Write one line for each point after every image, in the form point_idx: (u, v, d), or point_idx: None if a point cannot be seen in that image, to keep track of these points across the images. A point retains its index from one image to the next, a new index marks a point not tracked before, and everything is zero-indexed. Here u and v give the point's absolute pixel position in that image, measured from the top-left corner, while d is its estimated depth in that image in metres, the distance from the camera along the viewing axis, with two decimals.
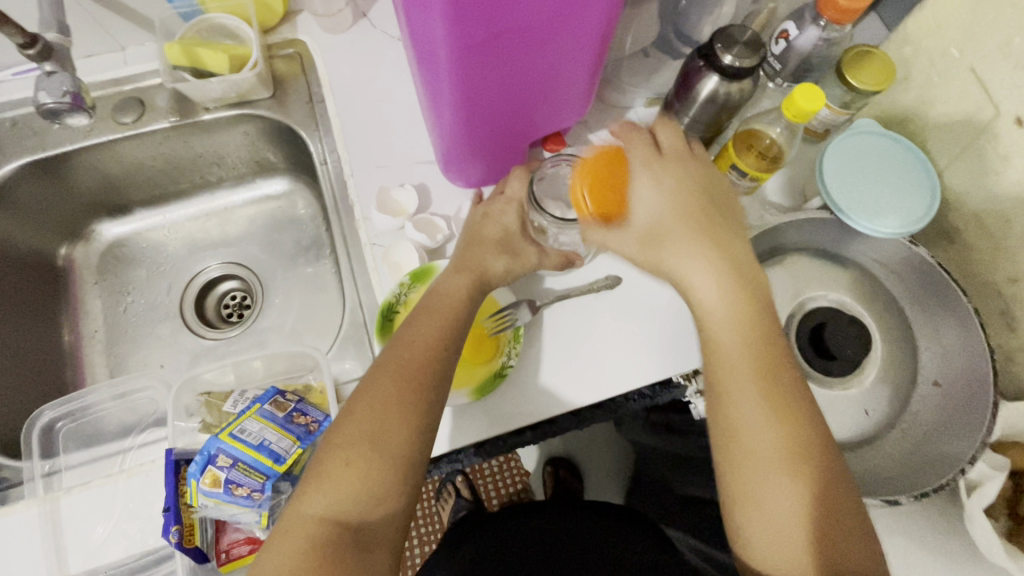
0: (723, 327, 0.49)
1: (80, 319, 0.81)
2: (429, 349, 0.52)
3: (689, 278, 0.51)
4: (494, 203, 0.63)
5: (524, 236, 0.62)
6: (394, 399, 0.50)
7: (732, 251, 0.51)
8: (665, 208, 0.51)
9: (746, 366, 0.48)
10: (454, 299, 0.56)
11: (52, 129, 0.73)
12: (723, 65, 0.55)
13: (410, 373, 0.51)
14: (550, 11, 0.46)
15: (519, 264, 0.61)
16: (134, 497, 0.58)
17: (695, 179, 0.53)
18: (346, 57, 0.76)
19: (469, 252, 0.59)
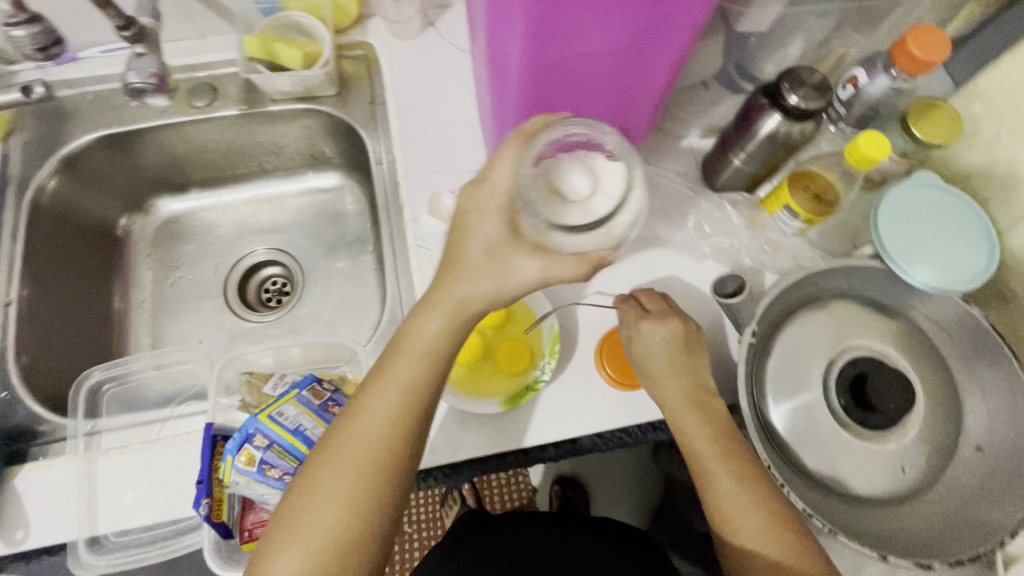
0: (698, 437, 0.56)
1: (130, 288, 0.84)
2: (385, 425, 0.49)
3: (673, 407, 0.57)
4: (475, 189, 0.51)
5: (514, 243, 0.48)
6: (343, 488, 0.48)
7: (688, 380, 0.58)
8: (639, 367, 0.60)
9: (711, 455, 0.55)
10: (414, 361, 0.51)
11: (128, 106, 0.76)
12: (788, 105, 0.55)
13: (363, 454, 0.49)
14: (624, 42, 0.47)
15: (507, 281, 0.48)
16: (168, 465, 0.60)
17: (667, 327, 0.59)
18: (411, 64, 0.78)
19: (440, 285, 0.52)
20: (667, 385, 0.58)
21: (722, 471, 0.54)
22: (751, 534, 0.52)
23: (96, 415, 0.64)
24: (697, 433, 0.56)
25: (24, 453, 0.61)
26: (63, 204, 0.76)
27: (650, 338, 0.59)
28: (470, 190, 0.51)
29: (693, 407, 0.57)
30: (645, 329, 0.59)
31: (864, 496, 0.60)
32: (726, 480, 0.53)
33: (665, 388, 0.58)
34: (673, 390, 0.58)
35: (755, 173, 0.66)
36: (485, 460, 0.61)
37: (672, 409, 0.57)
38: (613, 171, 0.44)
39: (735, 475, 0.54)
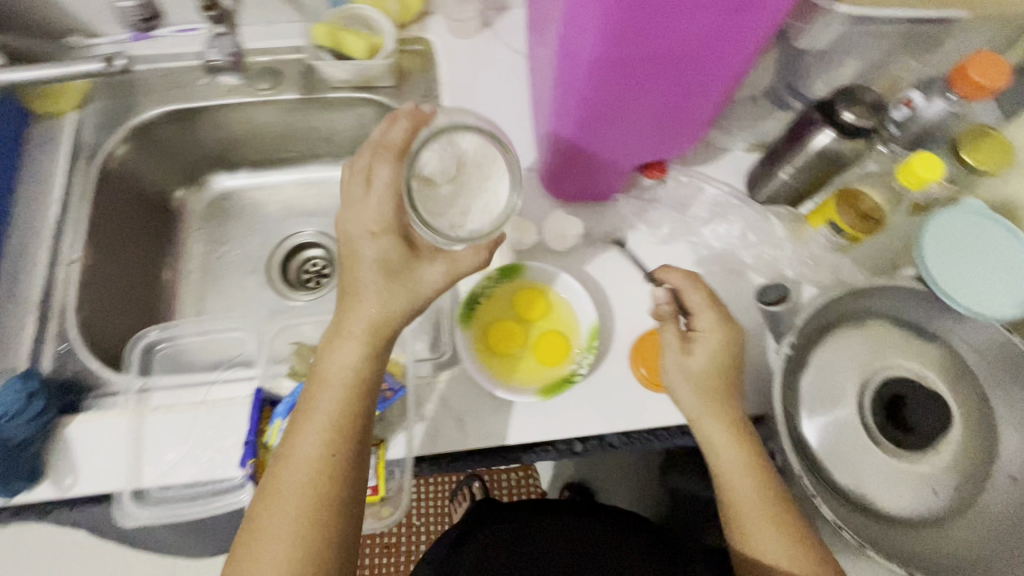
0: (736, 475, 0.56)
1: (180, 259, 0.87)
2: (316, 462, 0.51)
3: (714, 443, 0.57)
4: (356, 210, 0.53)
5: (415, 255, 0.53)
6: (287, 530, 0.50)
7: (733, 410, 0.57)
8: (689, 378, 0.57)
9: (747, 492, 0.56)
10: (336, 392, 0.53)
11: (196, 84, 0.80)
12: (842, 121, 0.57)
13: (299, 491, 0.50)
14: (697, 42, 0.48)
15: (420, 292, 0.53)
16: (211, 427, 0.62)
17: (730, 342, 0.58)
18: (467, 61, 0.81)
19: (347, 317, 0.54)
20: (714, 417, 0.57)
21: (757, 510, 0.55)
22: (783, 567, 0.54)
23: (147, 373, 0.67)
24: (736, 467, 0.56)
25: (79, 404, 0.64)
26: (126, 171, 0.80)
27: (711, 355, 0.57)
28: (350, 212, 0.54)
29: (734, 442, 0.57)
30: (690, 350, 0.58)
31: (895, 515, 0.60)
32: (757, 518, 0.55)
33: (716, 417, 0.57)
34: (722, 420, 0.57)
35: (802, 188, 0.67)
36: (517, 449, 0.63)
37: (717, 440, 0.57)
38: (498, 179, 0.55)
39: (770, 514, 0.55)
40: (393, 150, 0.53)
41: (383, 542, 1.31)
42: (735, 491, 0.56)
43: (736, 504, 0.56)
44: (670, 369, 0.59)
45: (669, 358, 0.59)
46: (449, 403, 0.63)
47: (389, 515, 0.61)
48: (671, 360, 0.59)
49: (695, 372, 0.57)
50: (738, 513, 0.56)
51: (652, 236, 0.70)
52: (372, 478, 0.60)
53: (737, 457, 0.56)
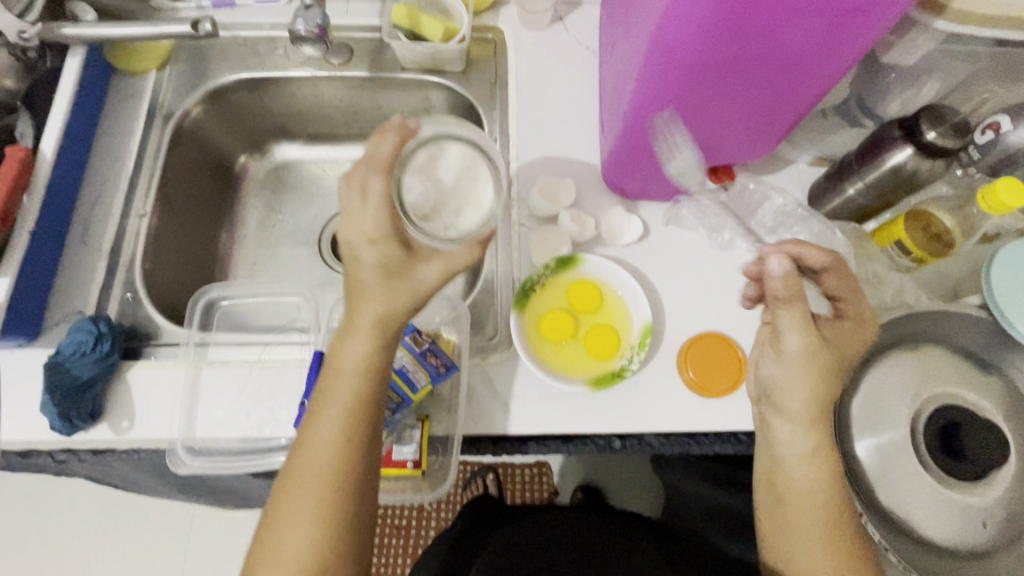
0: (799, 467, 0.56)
1: (237, 224, 0.90)
2: (332, 452, 0.51)
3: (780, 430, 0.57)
4: (354, 218, 0.52)
5: (414, 256, 0.53)
6: (307, 517, 0.50)
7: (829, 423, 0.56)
8: (808, 365, 0.54)
9: (809, 485, 0.56)
10: (348, 383, 0.53)
11: (272, 54, 0.82)
12: (925, 140, 0.57)
13: (316, 479, 0.51)
14: (799, 51, 0.48)
15: (422, 289, 0.52)
16: (263, 386, 0.64)
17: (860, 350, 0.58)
18: (536, 53, 0.82)
19: (354, 313, 0.53)
20: (809, 427, 0.55)
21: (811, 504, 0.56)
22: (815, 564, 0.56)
23: (206, 328, 0.69)
24: (814, 477, 0.56)
25: (138, 351, 0.66)
26: (197, 131, 0.82)
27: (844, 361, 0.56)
28: (348, 220, 0.52)
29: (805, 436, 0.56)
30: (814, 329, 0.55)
31: (942, 545, 0.59)
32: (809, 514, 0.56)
33: (816, 429, 0.56)
34: (817, 430, 0.55)
35: (870, 205, 0.66)
36: (558, 439, 0.64)
37: (804, 449, 0.56)
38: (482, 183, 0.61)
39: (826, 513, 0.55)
40: (380, 164, 0.52)
41: (394, 524, 1.31)
42: (807, 497, 0.56)
43: (795, 506, 0.56)
44: (789, 354, 0.55)
45: (788, 340, 0.55)
46: (495, 386, 0.64)
47: (428, 491, 0.62)
48: (794, 343, 0.54)
49: (818, 363, 0.54)
50: (797, 516, 0.57)
51: (709, 239, 0.70)
52: (414, 452, 0.61)
53: (819, 468, 0.56)
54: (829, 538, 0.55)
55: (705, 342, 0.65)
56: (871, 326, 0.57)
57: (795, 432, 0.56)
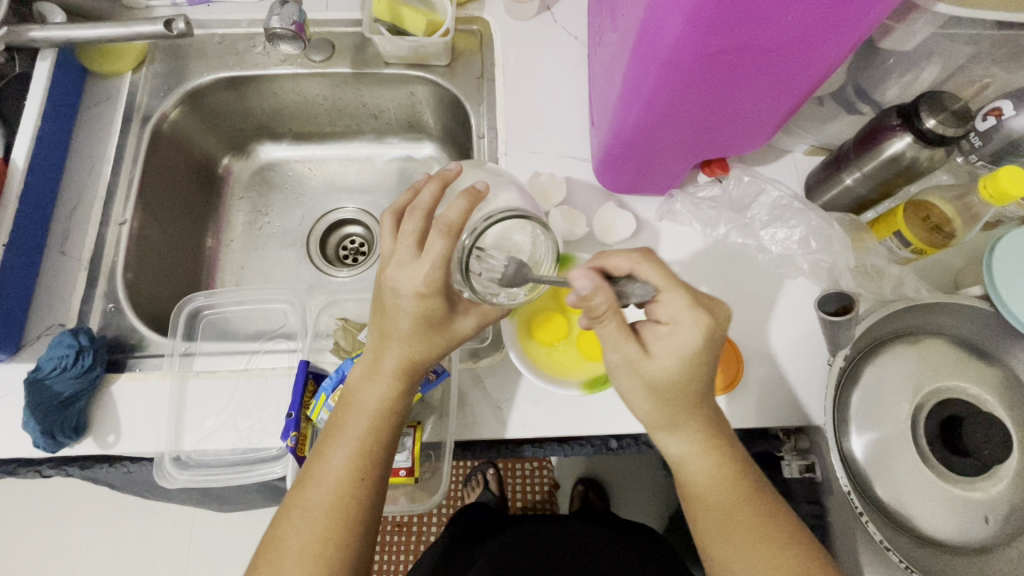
0: (704, 485, 0.52)
1: (223, 228, 0.88)
2: (340, 487, 0.51)
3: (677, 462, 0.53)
4: (404, 269, 0.48)
5: (453, 310, 0.51)
6: (305, 553, 0.49)
7: (700, 419, 0.51)
8: (655, 391, 0.50)
9: (721, 505, 0.52)
10: (365, 414, 0.52)
11: (251, 52, 0.79)
12: (923, 128, 0.54)
13: (325, 497, 0.51)
14: (790, 38, 0.45)
15: (456, 339, 0.53)
16: (251, 396, 0.62)
17: (705, 348, 0.48)
18: (523, 45, 0.79)
19: (381, 353, 0.52)
20: (673, 431, 0.52)
21: (724, 529, 0.51)
22: None
23: (191, 339, 0.67)
24: (707, 479, 0.52)
25: (122, 363, 0.65)
26: (176, 134, 0.80)
27: (682, 366, 0.49)
28: (396, 269, 0.49)
29: (701, 458, 0.52)
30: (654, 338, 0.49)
31: (944, 541, 0.58)
32: (730, 547, 0.51)
33: (681, 428, 0.51)
34: (697, 439, 0.52)
35: (869, 195, 0.64)
36: (554, 442, 0.63)
37: (686, 452, 0.52)
38: (524, 231, 0.53)
39: (744, 531, 0.51)
40: (447, 230, 0.46)
41: (395, 521, 1.31)
42: (709, 502, 0.52)
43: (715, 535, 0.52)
44: (613, 366, 0.51)
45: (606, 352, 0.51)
46: (487, 390, 0.63)
47: (423, 500, 0.62)
48: (611, 355, 0.50)
49: (664, 387, 0.50)
50: (716, 524, 0.52)
51: (703, 234, 0.69)
52: (406, 460, 0.59)
53: (706, 470, 0.52)
54: (771, 557, 0.50)
55: None
56: (691, 324, 0.48)
57: (673, 437, 0.52)
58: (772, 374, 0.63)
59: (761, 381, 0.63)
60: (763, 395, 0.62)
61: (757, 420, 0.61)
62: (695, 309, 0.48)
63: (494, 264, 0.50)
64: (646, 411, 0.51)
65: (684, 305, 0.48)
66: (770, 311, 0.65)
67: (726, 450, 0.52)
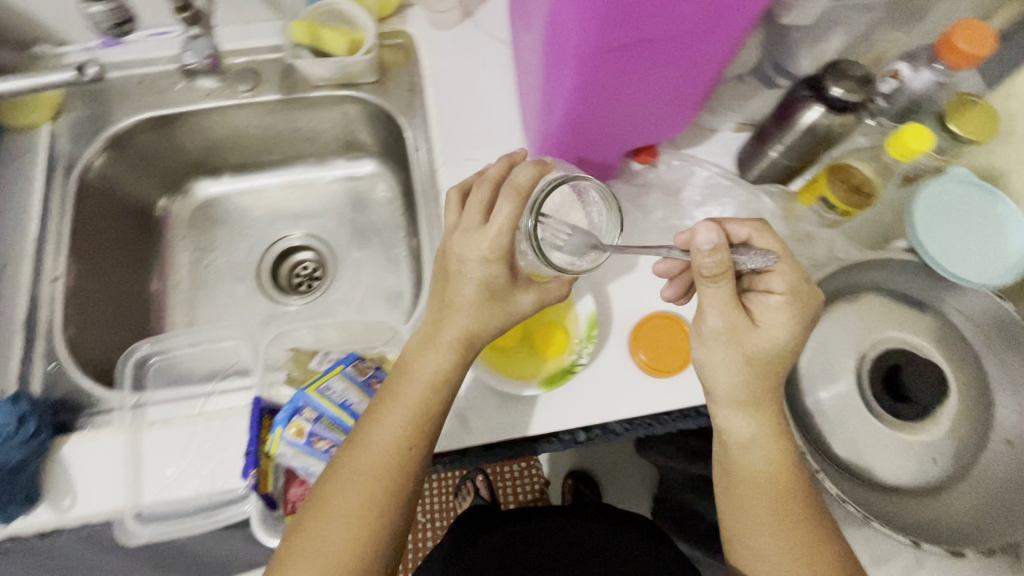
0: (753, 458, 0.54)
1: (167, 269, 0.86)
2: (390, 454, 0.51)
3: (736, 436, 0.55)
4: (470, 236, 0.52)
5: (514, 282, 0.54)
6: (351, 516, 0.50)
7: (773, 403, 0.54)
8: (752, 352, 0.53)
9: (766, 475, 0.54)
10: (420, 386, 0.53)
11: (174, 90, 0.78)
12: (830, 97, 0.57)
13: (376, 461, 0.51)
14: (687, 24, 0.46)
15: (513, 314, 0.54)
16: (211, 439, 0.61)
17: (808, 322, 0.53)
18: (449, 53, 0.80)
19: (442, 323, 0.54)
20: (750, 409, 0.54)
21: (762, 498, 0.53)
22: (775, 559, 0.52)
23: (141, 389, 0.65)
24: (765, 464, 0.54)
25: (72, 424, 0.63)
26: (105, 181, 0.78)
27: (789, 335, 0.53)
28: (462, 237, 0.53)
29: (757, 436, 0.54)
30: (766, 307, 0.53)
31: (893, 485, 0.61)
32: (763, 511, 0.53)
33: (758, 407, 0.54)
34: (763, 418, 0.54)
35: (793, 166, 0.66)
36: (520, 443, 0.63)
37: (753, 432, 0.54)
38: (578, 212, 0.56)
39: (777, 504, 0.53)
40: (515, 193, 0.50)
41: None
42: (753, 476, 0.54)
43: (747, 502, 0.54)
44: (712, 333, 0.53)
45: (711, 318, 0.53)
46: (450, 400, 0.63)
47: None
48: (717, 321, 0.53)
49: (760, 340, 0.53)
50: (749, 512, 0.54)
51: (643, 220, 0.70)
52: None
53: (764, 455, 0.54)
54: (794, 533, 0.52)
55: (651, 322, 0.66)
56: (806, 292, 0.53)
57: (741, 415, 0.54)
58: None
59: None
60: None
61: None
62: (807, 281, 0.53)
63: (558, 233, 0.53)
64: (732, 377, 0.53)
65: (803, 277, 0.52)
66: None
67: (782, 438, 0.55)
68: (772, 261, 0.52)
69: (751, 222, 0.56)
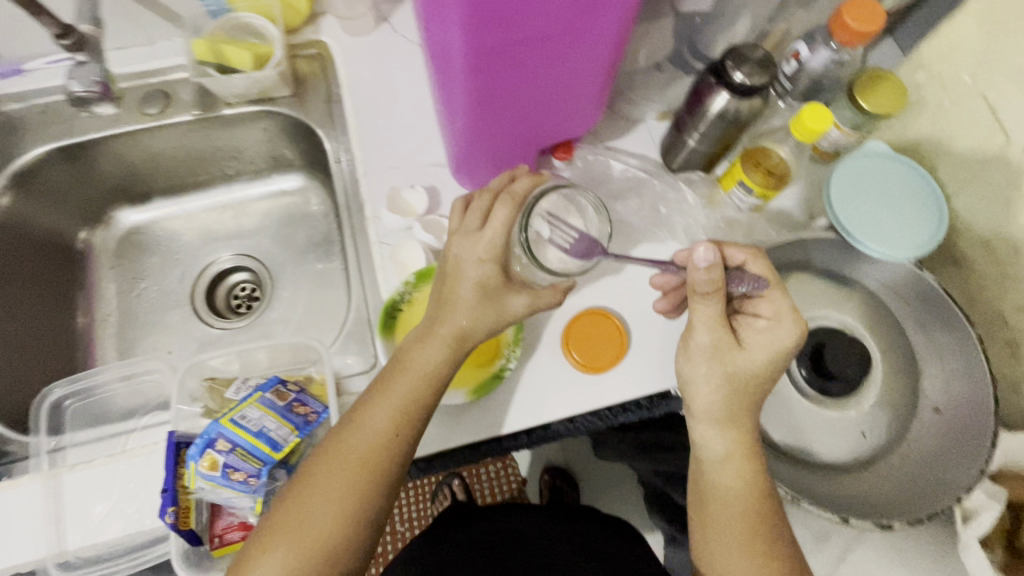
0: (724, 474, 0.53)
1: (94, 303, 0.83)
2: (377, 440, 0.52)
3: (709, 454, 0.54)
4: (468, 239, 0.55)
5: (509, 283, 0.55)
6: (337, 492, 0.50)
7: (751, 424, 0.53)
8: (727, 373, 0.53)
9: (736, 488, 0.52)
10: (414, 378, 0.53)
11: (80, 117, 0.75)
12: (733, 82, 0.56)
13: (364, 444, 0.52)
14: (566, 21, 0.45)
15: (506, 317, 0.55)
16: (134, 478, 0.59)
17: (793, 350, 0.53)
18: (366, 60, 0.78)
19: (438, 318, 0.54)
20: (727, 425, 0.53)
21: (731, 513, 0.52)
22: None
23: (59, 432, 0.63)
24: (739, 482, 0.52)
25: None
26: (16, 220, 0.74)
27: (769, 359, 0.53)
28: (461, 239, 0.55)
29: (731, 453, 0.53)
30: (758, 321, 0.54)
31: (825, 463, 0.62)
32: (733, 525, 0.52)
33: (734, 426, 0.53)
34: (735, 437, 0.53)
35: (710, 152, 0.66)
36: (459, 452, 0.64)
37: (725, 451, 0.53)
38: (577, 217, 0.56)
39: (746, 521, 0.52)
40: (512, 199, 0.54)
41: None
42: (723, 493, 0.53)
43: (717, 514, 0.53)
44: (699, 350, 0.54)
45: (699, 335, 0.54)
46: None
47: None
48: (704, 337, 0.53)
49: (740, 349, 0.53)
50: (719, 530, 0.52)
51: None
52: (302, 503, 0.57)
53: (738, 472, 0.53)
54: (759, 551, 0.51)
55: (583, 318, 0.66)
56: (794, 324, 0.52)
57: (716, 432, 0.53)
58: (654, 341, 0.66)
59: (645, 345, 0.66)
60: (656, 357, 0.65)
61: (645, 385, 0.64)
62: (796, 314, 0.53)
63: (560, 236, 0.55)
64: (711, 393, 0.53)
65: (790, 306, 0.52)
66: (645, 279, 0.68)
67: (755, 460, 0.53)
68: (761, 287, 0.54)
69: (746, 248, 0.56)
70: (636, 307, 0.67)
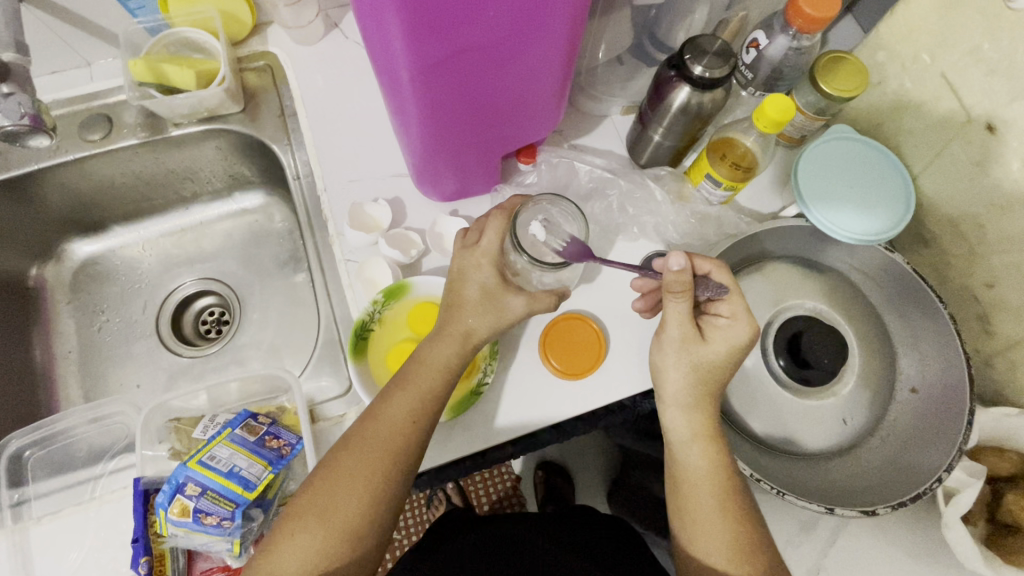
0: (689, 452, 0.53)
1: (53, 339, 0.79)
2: (399, 427, 0.51)
3: (674, 437, 0.54)
4: (467, 253, 0.57)
5: (507, 286, 0.56)
6: (362, 481, 0.49)
7: (713, 408, 0.54)
8: (693, 363, 0.53)
9: (699, 462, 0.52)
10: (433, 371, 0.53)
11: (16, 149, 0.71)
12: (693, 76, 0.55)
13: (386, 433, 0.50)
14: (510, 26, 0.44)
15: (507, 319, 0.55)
16: (105, 526, 0.57)
17: (750, 346, 0.53)
18: (318, 69, 0.75)
19: (449, 318, 0.55)
20: (692, 409, 0.53)
21: (703, 487, 0.51)
22: (711, 548, 0.50)
23: (21, 483, 0.60)
24: (705, 462, 0.52)
25: None
26: None
27: (729, 352, 0.53)
28: (462, 252, 0.57)
29: (695, 436, 0.53)
30: (719, 316, 0.54)
31: (809, 451, 0.62)
32: (705, 494, 0.51)
33: (698, 409, 0.53)
34: (699, 415, 0.53)
35: (677, 146, 0.65)
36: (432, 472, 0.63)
37: (688, 433, 0.53)
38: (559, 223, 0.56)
39: (717, 495, 0.51)
40: (500, 215, 0.57)
41: None
42: (691, 471, 0.52)
43: (692, 490, 0.52)
44: (670, 341, 0.54)
45: (668, 330, 0.54)
46: None
47: None
48: (673, 331, 0.53)
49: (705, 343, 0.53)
50: (693, 511, 0.52)
51: None
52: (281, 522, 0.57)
53: (703, 453, 0.53)
54: (731, 525, 0.51)
55: (561, 324, 0.65)
56: (750, 323, 0.53)
57: (679, 414, 0.53)
58: (632, 341, 0.65)
59: (627, 345, 0.65)
60: (638, 356, 0.65)
61: (628, 387, 0.64)
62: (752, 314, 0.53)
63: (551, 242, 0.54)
64: (682, 381, 0.53)
65: (746, 305, 0.53)
66: (620, 279, 0.67)
67: (716, 438, 0.53)
68: (723, 292, 0.53)
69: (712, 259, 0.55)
70: (615, 307, 0.66)
